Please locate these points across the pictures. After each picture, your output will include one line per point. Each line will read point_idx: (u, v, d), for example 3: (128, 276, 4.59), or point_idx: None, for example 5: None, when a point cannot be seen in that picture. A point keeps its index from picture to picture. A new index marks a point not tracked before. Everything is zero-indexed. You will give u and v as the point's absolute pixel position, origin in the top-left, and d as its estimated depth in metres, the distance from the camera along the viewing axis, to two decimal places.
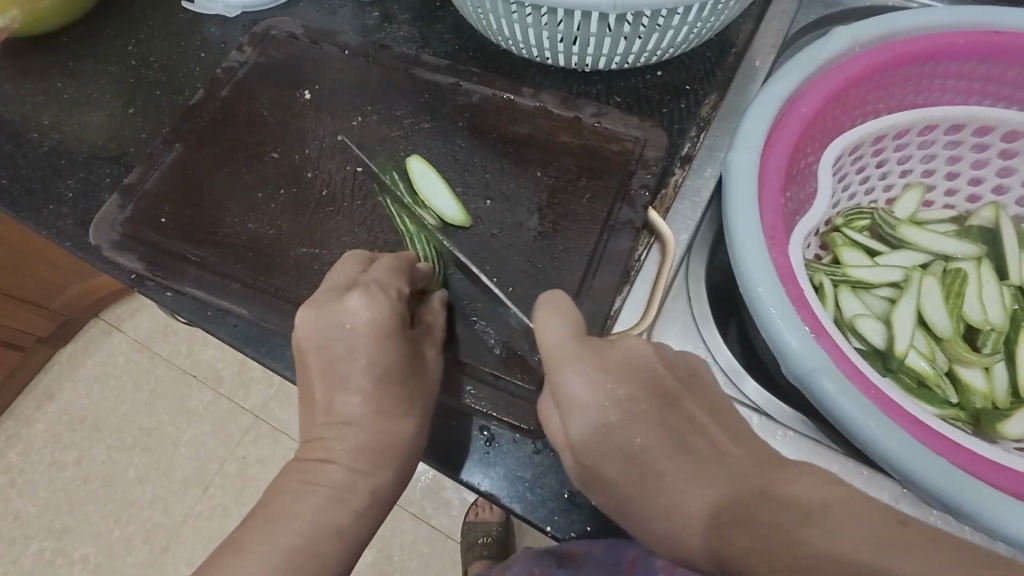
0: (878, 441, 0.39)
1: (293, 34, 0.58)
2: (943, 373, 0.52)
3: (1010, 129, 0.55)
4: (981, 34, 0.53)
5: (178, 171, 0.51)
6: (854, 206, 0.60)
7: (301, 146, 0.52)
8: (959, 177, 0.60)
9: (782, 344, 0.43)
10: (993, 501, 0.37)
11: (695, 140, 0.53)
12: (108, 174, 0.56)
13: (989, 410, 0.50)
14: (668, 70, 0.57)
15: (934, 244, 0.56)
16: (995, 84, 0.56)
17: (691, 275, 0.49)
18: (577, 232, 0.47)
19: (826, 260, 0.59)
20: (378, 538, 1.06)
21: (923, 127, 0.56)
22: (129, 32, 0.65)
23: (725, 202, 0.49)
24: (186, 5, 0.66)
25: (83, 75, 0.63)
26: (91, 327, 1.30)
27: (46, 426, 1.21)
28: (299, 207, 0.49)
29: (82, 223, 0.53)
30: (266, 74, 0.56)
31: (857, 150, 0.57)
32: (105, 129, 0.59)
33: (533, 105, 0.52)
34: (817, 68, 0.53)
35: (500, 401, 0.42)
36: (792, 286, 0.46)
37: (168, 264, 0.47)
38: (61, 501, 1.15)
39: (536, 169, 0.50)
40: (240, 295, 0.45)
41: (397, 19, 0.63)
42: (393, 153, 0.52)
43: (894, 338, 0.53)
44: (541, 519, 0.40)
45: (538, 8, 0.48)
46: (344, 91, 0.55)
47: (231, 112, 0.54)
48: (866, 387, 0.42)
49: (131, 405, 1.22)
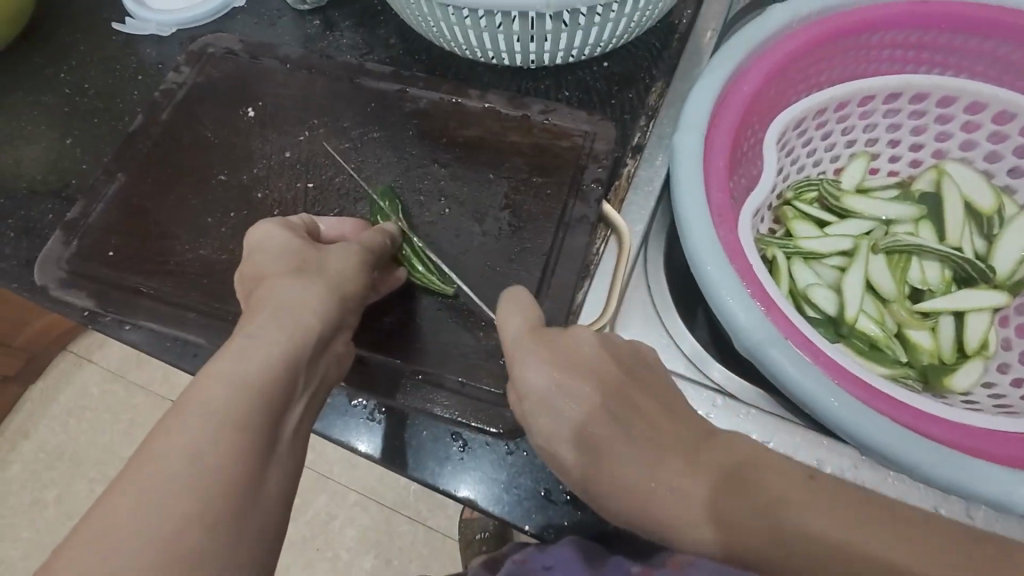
0: (824, 403, 0.41)
1: (231, 50, 0.57)
2: (892, 334, 0.55)
3: (943, 95, 0.56)
4: (910, 6, 0.54)
5: (125, 200, 0.50)
6: (803, 179, 0.63)
7: (249, 166, 0.51)
8: (900, 144, 0.62)
9: (733, 321, 0.44)
10: (944, 456, 0.39)
11: (644, 130, 0.54)
12: (51, 209, 0.55)
13: (934, 366, 0.53)
14: (614, 60, 0.58)
15: (878, 210, 0.59)
16: (929, 52, 0.57)
17: (650, 266, 0.49)
18: (534, 231, 0.47)
19: (779, 234, 0.61)
20: (377, 543, 1.06)
21: (860, 99, 0.58)
22: (61, 58, 0.63)
23: (675, 193, 0.49)
24: (118, 26, 0.64)
25: (17, 108, 0.61)
26: (59, 362, 1.24)
27: (22, 466, 1.16)
28: (252, 229, 0.48)
29: (27, 263, 0.52)
30: (206, 94, 0.55)
31: (801, 123, 0.58)
32: (44, 162, 0.57)
33: (481, 107, 0.52)
34: (757, 47, 0.54)
35: (471, 407, 0.43)
36: (740, 262, 0.47)
37: (120, 298, 0.46)
38: (47, 542, 1.10)
39: (489, 171, 0.49)
40: (197, 323, 0.44)
41: (339, 26, 0.61)
42: (341, 167, 0.50)
43: (844, 305, 0.55)
44: (543, 532, 0.41)
45: (460, 7, 0.48)
46: (286, 106, 0.54)
47: (174, 137, 0.53)
48: (816, 355, 0.44)
49: (127, 443, 1.16)
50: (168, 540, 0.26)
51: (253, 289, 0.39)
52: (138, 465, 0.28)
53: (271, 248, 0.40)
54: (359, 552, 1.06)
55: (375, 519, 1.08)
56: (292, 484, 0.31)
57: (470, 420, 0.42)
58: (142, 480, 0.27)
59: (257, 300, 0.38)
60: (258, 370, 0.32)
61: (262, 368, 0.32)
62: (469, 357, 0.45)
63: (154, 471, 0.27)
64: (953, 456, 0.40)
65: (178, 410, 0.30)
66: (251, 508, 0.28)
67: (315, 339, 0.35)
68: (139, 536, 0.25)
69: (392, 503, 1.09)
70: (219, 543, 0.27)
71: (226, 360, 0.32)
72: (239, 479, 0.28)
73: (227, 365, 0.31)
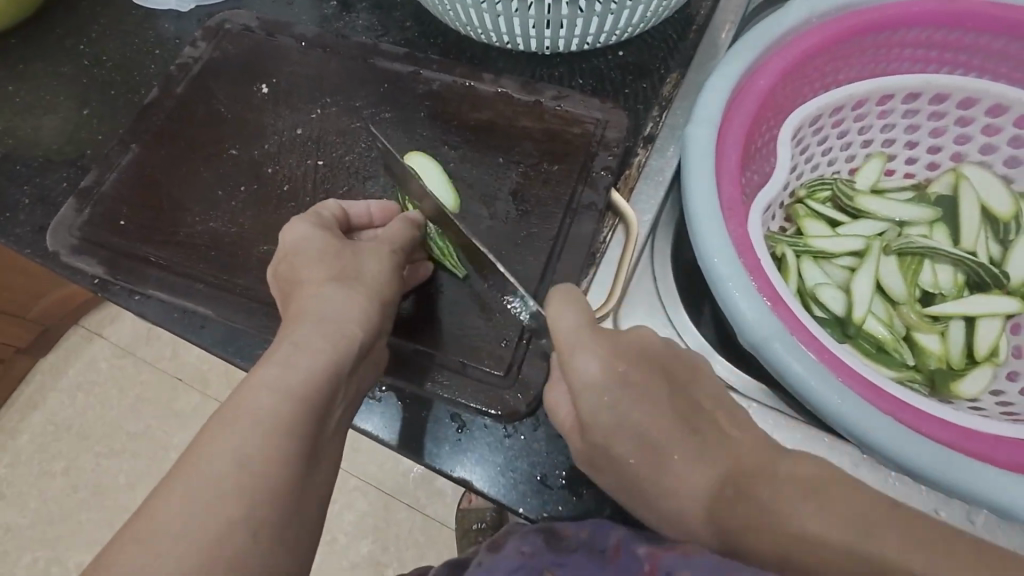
0: (826, 400, 0.41)
1: (248, 27, 0.57)
2: (900, 337, 0.54)
3: (964, 96, 0.55)
4: (934, 4, 0.53)
5: (137, 171, 0.51)
6: (817, 178, 0.62)
7: (261, 142, 0.51)
8: (918, 146, 0.61)
9: (737, 314, 0.44)
10: (947, 459, 0.39)
11: (657, 120, 0.53)
12: (65, 178, 0.55)
13: (942, 371, 0.52)
14: (630, 49, 0.57)
15: (892, 212, 0.58)
16: (951, 52, 0.56)
17: (657, 257, 0.49)
18: (541, 217, 0.47)
19: (789, 232, 0.60)
20: (375, 528, 1.07)
21: (879, 97, 0.57)
22: (81, 30, 0.63)
23: (685, 185, 0.49)
24: (137, 1, 0.64)
25: (35, 78, 0.61)
26: (71, 335, 1.26)
27: (31, 436, 1.18)
28: (261, 204, 0.48)
29: (40, 230, 0.53)
30: (222, 70, 0.55)
31: (817, 120, 0.57)
32: (60, 132, 0.58)
33: (493, 92, 0.51)
34: (775, 41, 0.53)
35: (471, 388, 0.43)
36: (748, 256, 0.46)
37: (130, 267, 0.46)
38: (53, 511, 1.12)
39: (498, 155, 0.49)
40: (204, 294, 0.45)
41: (356, 7, 0.61)
42: (352, 146, 0.50)
43: (853, 306, 0.54)
44: (536, 515, 0.40)
45: None
46: (300, 84, 0.54)
47: (188, 110, 0.53)
48: (820, 351, 0.43)
49: (134, 418, 1.18)
50: (211, 540, 0.27)
51: (290, 292, 0.40)
52: (187, 467, 0.29)
53: (309, 249, 0.41)
54: (356, 536, 1.07)
55: (373, 504, 1.08)
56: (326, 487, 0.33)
57: (468, 401, 0.43)
58: (192, 478, 0.29)
59: (293, 298, 0.39)
60: (302, 377, 0.33)
61: (305, 379, 0.33)
62: (473, 339, 0.45)
63: (203, 469, 0.29)
64: (955, 459, 0.39)
65: (224, 417, 0.31)
66: (289, 510, 0.30)
67: (356, 347, 0.36)
68: (183, 529, 0.27)
69: (391, 489, 1.10)
70: (256, 542, 0.28)
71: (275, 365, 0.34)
72: (277, 480, 0.30)
73: (275, 371, 0.33)
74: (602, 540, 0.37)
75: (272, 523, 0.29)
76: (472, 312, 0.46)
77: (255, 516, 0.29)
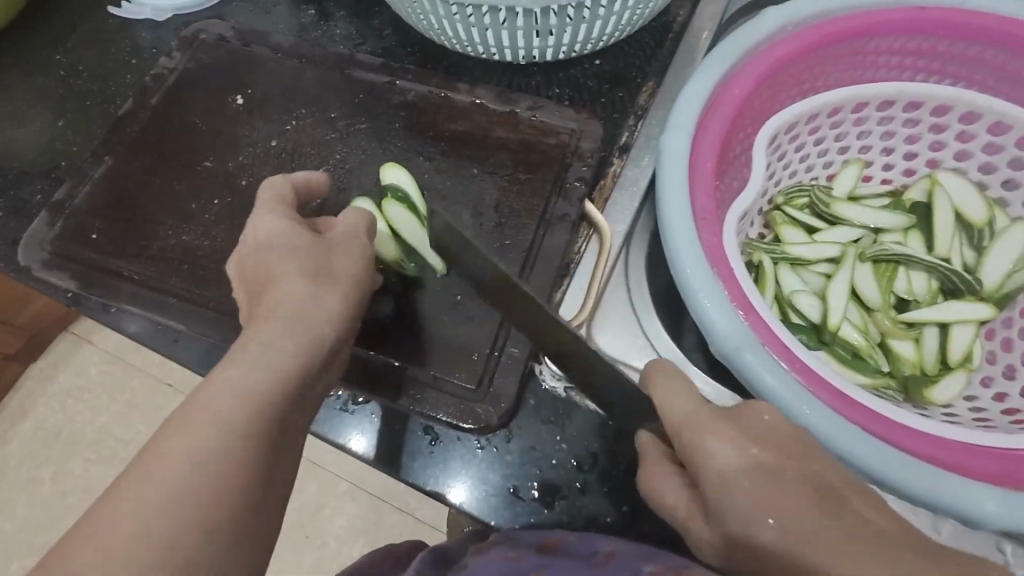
0: (796, 411, 0.41)
1: (223, 37, 0.57)
2: (875, 344, 0.54)
3: (938, 104, 0.56)
4: (907, 13, 0.54)
5: (111, 183, 0.50)
6: (795, 184, 0.62)
7: (235, 153, 0.51)
8: (894, 152, 0.61)
9: (710, 325, 0.44)
10: (913, 466, 0.39)
11: (632, 129, 0.53)
12: (40, 189, 0.55)
13: (917, 377, 0.52)
14: (607, 58, 0.58)
15: (868, 218, 0.58)
16: (926, 59, 0.57)
17: (631, 267, 0.49)
18: (515, 228, 0.47)
19: (767, 239, 0.61)
20: (364, 533, 1.07)
21: (854, 105, 0.57)
22: (58, 39, 0.63)
23: (659, 195, 0.49)
24: (114, 10, 0.64)
25: (11, 88, 0.61)
26: (59, 341, 1.25)
27: (19, 443, 1.17)
28: (234, 217, 0.48)
29: (14, 243, 0.52)
30: (197, 80, 0.55)
31: (793, 128, 0.57)
32: (35, 143, 0.57)
33: (469, 102, 0.51)
34: (750, 50, 0.54)
35: (443, 400, 0.43)
36: (721, 265, 0.47)
37: (102, 281, 0.46)
38: (42, 517, 1.11)
39: (473, 166, 0.49)
40: (176, 308, 0.45)
41: (334, 16, 0.61)
42: (327, 156, 0.50)
43: (828, 312, 0.55)
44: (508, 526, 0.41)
45: (450, 2, 0.48)
46: (276, 95, 0.54)
47: (163, 121, 0.53)
48: (791, 361, 0.43)
49: (123, 424, 1.18)
50: (165, 547, 0.26)
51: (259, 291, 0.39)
52: (145, 462, 0.29)
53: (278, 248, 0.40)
54: (346, 541, 1.06)
55: (363, 509, 1.08)
56: (283, 497, 0.32)
57: (440, 413, 0.42)
58: (147, 477, 0.28)
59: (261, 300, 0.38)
60: (267, 381, 0.33)
61: (270, 379, 0.33)
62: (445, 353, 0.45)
63: (157, 469, 0.28)
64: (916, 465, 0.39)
65: (189, 416, 0.30)
66: (241, 516, 0.29)
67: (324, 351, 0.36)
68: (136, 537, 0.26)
69: (380, 494, 1.10)
70: (210, 548, 0.28)
71: (236, 364, 0.33)
72: (235, 488, 0.29)
73: (240, 372, 0.32)
74: (589, 547, 0.36)
75: (224, 530, 0.28)
76: (445, 322, 0.46)
77: (211, 523, 0.28)
